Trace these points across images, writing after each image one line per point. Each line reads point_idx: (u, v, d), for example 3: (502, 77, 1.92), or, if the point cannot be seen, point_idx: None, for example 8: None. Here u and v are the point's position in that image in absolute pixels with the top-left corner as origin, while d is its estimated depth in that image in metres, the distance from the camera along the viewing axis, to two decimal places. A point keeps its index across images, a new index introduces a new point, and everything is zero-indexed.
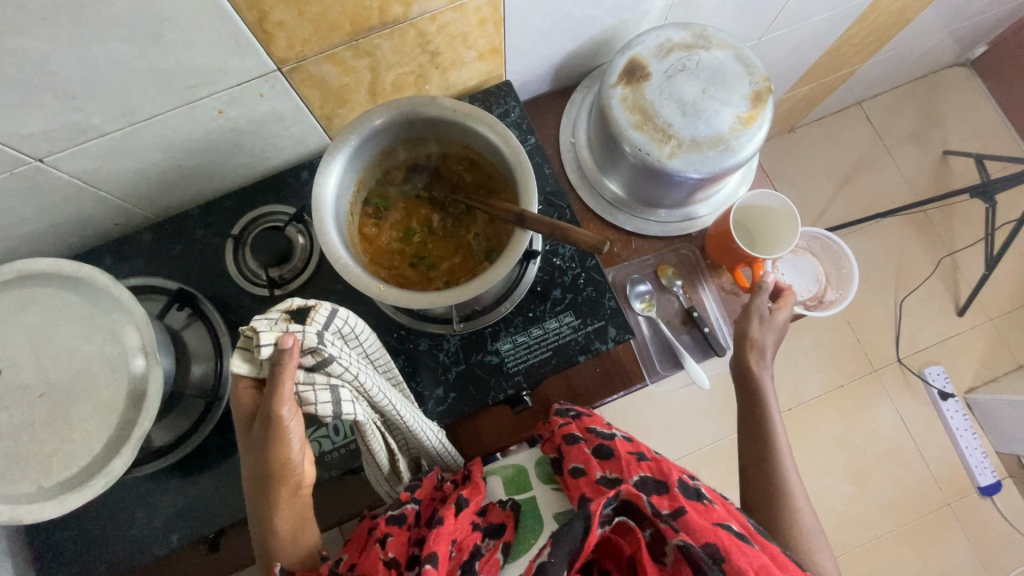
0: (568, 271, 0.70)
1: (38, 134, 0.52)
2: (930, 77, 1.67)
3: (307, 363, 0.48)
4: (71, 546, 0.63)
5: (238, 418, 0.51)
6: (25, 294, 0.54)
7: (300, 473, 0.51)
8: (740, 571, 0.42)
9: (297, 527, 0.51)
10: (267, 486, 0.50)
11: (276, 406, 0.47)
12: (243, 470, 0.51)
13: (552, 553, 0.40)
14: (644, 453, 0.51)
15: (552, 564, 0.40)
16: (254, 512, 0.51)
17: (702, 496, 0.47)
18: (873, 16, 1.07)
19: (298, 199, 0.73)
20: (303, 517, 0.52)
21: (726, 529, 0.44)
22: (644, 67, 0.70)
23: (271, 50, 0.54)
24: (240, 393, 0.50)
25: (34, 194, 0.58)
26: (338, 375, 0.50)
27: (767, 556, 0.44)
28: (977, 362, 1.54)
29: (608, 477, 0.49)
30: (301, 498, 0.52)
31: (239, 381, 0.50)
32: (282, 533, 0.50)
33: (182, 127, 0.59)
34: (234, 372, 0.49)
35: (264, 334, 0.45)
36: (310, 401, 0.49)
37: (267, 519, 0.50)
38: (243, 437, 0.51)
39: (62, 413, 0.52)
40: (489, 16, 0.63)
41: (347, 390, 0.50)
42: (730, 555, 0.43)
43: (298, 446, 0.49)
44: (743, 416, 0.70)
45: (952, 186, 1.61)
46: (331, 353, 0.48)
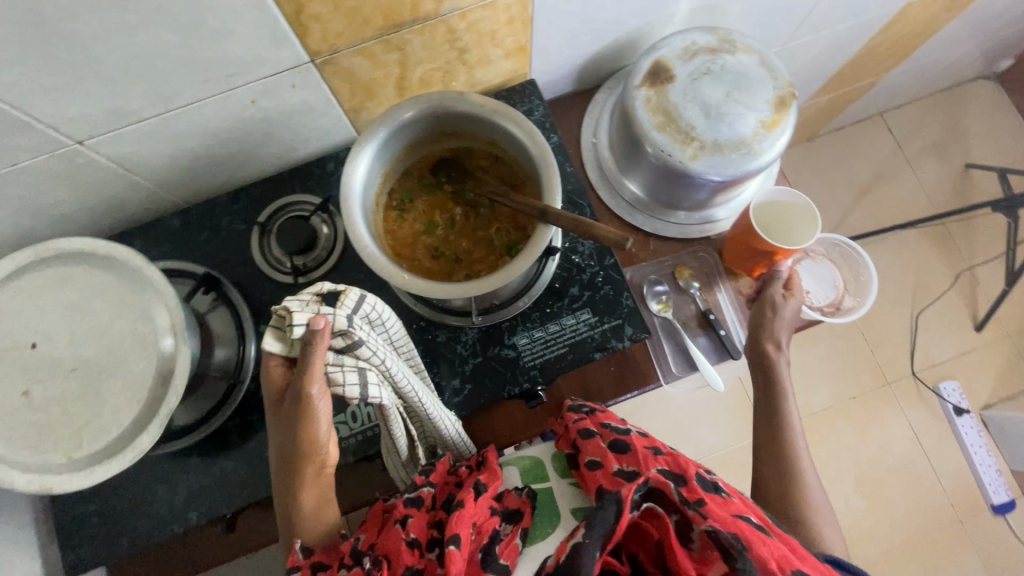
0: (586, 269, 0.70)
1: (80, 117, 0.54)
2: (954, 89, 1.65)
3: (337, 345, 0.49)
4: (94, 519, 0.65)
5: (269, 394, 0.53)
6: (62, 271, 0.56)
7: (326, 453, 0.52)
8: (762, 560, 0.41)
9: (321, 505, 0.53)
10: (294, 463, 0.51)
11: (307, 385, 0.48)
12: (271, 445, 0.53)
13: (587, 533, 0.42)
14: (659, 447, 0.51)
15: (587, 544, 0.41)
16: (280, 487, 0.53)
17: (720, 489, 0.47)
18: (900, 25, 1.07)
19: (323, 190, 0.74)
20: (325, 496, 0.54)
21: (745, 520, 0.44)
22: (669, 70, 0.71)
23: (306, 42, 0.55)
24: (271, 370, 0.52)
25: (71, 176, 0.60)
26: (366, 359, 0.50)
27: (786, 547, 0.44)
28: (994, 379, 1.52)
29: (625, 471, 0.50)
30: (325, 477, 0.53)
31: (271, 359, 0.52)
32: (306, 510, 0.52)
33: (216, 115, 0.61)
34: (266, 350, 0.50)
35: (297, 314, 0.45)
36: (338, 382, 0.49)
37: (292, 496, 0.52)
38: (272, 414, 0.53)
39: (93, 388, 0.54)
40: (517, 15, 0.64)
41: (374, 374, 0.51)
42: (752, 545, 0.42)
43: (326, 425, 0.51)
44: (760, 408, 0.71)
45: (974, 200, 1.59)
46: (360, 337, 0.48)
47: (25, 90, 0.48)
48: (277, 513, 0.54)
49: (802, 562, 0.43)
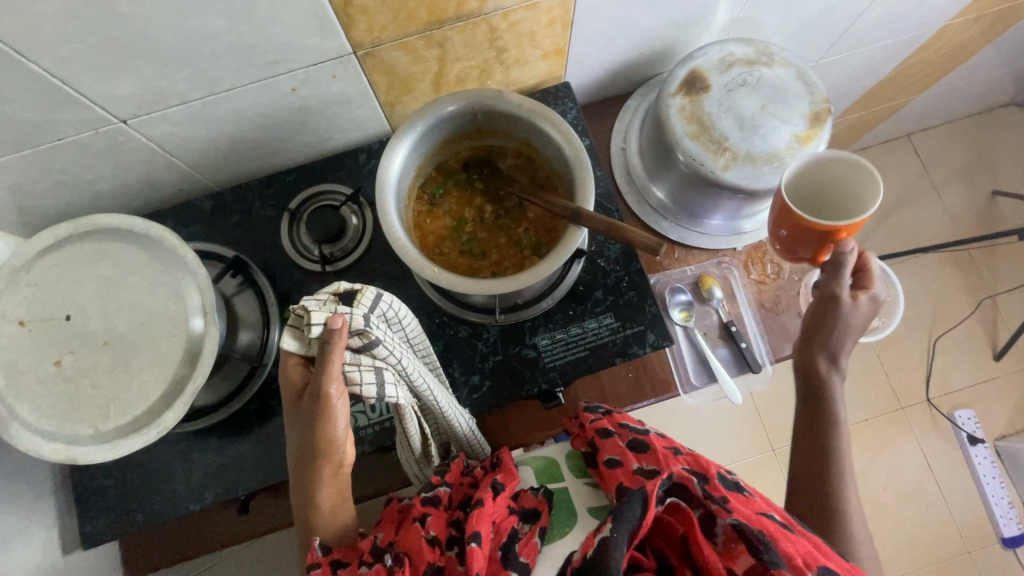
0: (611, 274, 0.70)
1: (127, 96, 0.55)
2: (985, 115, 1.64)
3: (355, 345, 0.50)
4: (112, 493, 0.65)
5: (287, 393, 0.53)
6: (99, 246, 0.57)
7: (343, 452, 0.52)
8: (788, 556, 0.43)
9: (337, 505, 0.53)
10: (312, 461, 0.52)
11: (325, 384, 0.49)
12: (290, 444, 0.53)
13: (614, 529, 0.42)
14: (679, 448, 0.51)
15: (615, 539, 0.42)
16: (298, 484, 0.53)
17: (741, 488, 0.47)
18: (936, 46, 1.06)
19: (354, 181, 0.75)
20: (341, 496, 0.54)
21: (770, 518, 0.45)
22: (704, 79, 0.71)
23: (350, 33, 0.56)
24: (290, 369, 0.53)
25: (112, 154, 0.61)
26: (383, 358, 0.51)
27: (810, 544, 0.45)
28: (1010, 409, 1.49)
29: (644, 469, 0.50)
30: (342, 476, 0.54)
31: (289, 358, 0.53)
32: (324, 508, 0.52)
33: (256, 101, 0.62)
34: (284, 349, 0.51)
35: (315, 313, 0.46)
36: (355, 381, 0.50)
37: (309, 495, 0.52)
38: (290, 413, 0.53)
39: (123, 362, 0.55)
40: (559, 17, 0.64)
41: (390, 373, 0.52)
42: (777, 541, 0.43)
43: (344, 425, 0.52)
44: (802, 418, 0.67)
45: (999, 227, 1.57)
46: (377, 336, 0.49)
47: (79, 67, 0.49)
48: (294, 511, 0.54)
49: (828, 559, 0.44)
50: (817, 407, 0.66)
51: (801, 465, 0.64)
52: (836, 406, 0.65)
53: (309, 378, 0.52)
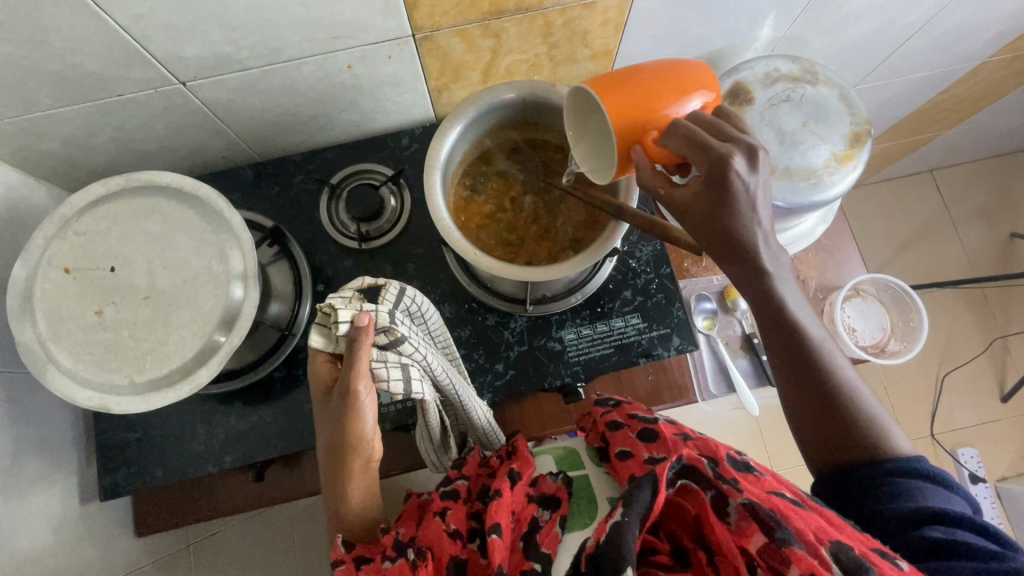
0: (641, 275, 0.71)
1: (191, 59, 0.56)
2: (1009, 157, 1.64)
3: (381, 341, 0.51)
4: (133, 449, 0.66)
5: (317, 390, 0.54)
6: (149, 203, 0.58)
7: (372, 447, 0.53)
8: (799, 532, 0.41)
9: (367, 499, 0.54)
10: (342, 457, 0.52)
11: (353, 382, 0.49)
12: (320, 440, 0.53)
13: (626, 512, 0.43)
14: (688, 433, 0.51)
15: (627, 522, 0.42)
16: (328, 479, 0.53)
17: (751, 468, 0.47)
18: (971, 83, 1.07)
19: (395, 163, 0.76)
20: (372, 490, 0.54)
21: (780, 495, 0.44)
22: (748, 92, 0.72)
23: (413, 16, 0.57)
24: (319, 366, 0.54)
25: (166, 114, 0.63)
26: (408, 355, 0.52)
27: (822, 519, 0.43)
28: (1014, 452, 1.49)
29: (653, 458, 0.50)
30: (371, 471, 0.54)
31: (318, 355, 0.53)
32: (354, 503, 0.53)
33: (312, 75, 0.63)
34: (311, 346, 0.52)
35: (341, 311, 0.47)
36: (382, 377, 0.51)
37: (340, 489, 0.53)
38: (321, 407, 0.54)
39: (162, 318, 0.56)
40: (613, 19, 0.65)
41: (416, 369, 0.53)
42: (787, 519, 0.42)
43: (372, 421, 0.52)
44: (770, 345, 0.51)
45: (1014, 269, 1.58)
46: (402, 332, 0.51)
47: (151, 25, 0.51)
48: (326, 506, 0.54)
49: (841, 533, 0.42)
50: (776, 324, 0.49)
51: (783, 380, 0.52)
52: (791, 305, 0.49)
53: (338, 375, 0.53)
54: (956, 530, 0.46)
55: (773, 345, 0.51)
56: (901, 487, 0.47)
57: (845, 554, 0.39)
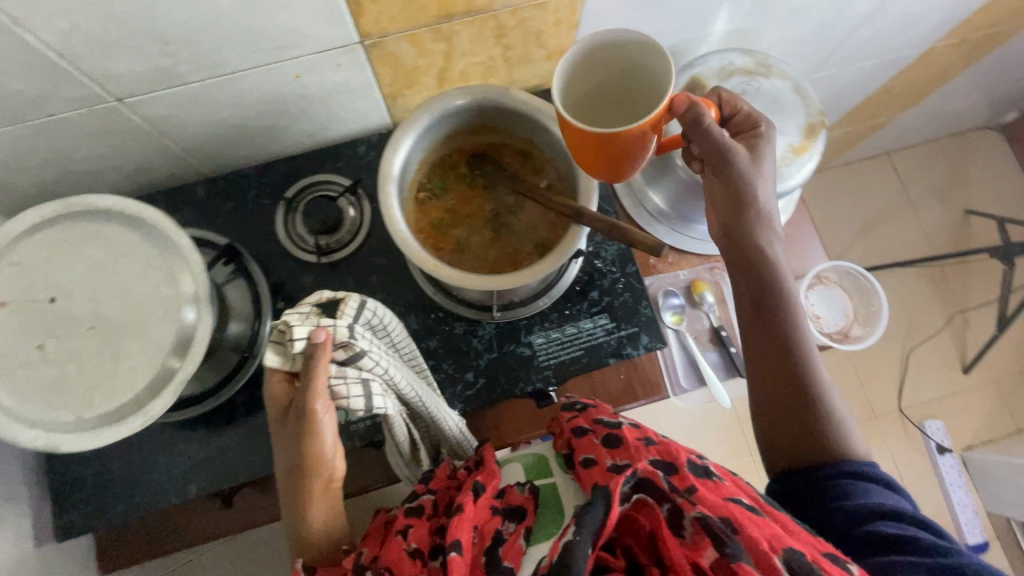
0: (607, 275, 0.71)
1: (125, 74, 0.53)
2: (961, 137, 1.70)
3: (339, 357, 0.49)
4: (90, 484, 0.63)
5: (273, 410, 0.52)
6: (89, 227, 0.55)
7: (333, 467, 0.51)
8: (754, 541, 0.41)
9: (329, 521, 0.52)
10: (301, 478, 0.50)
11: (310, 402, 0.48)
12: (278, 461, 0.52)
13: (576, 531, 0.42)
14: (652, 438, 0.52)
15: (577, 542, 0.41)
16: (287, 501, 0.51)
17: (711, 474, 0.47)
18: (921, 68, 1.10)
19: (352, 172, 0.74)
20: (334, 510, 0.52)
21: (738, 503, 0.44)
22: (705, 86, 0.72)
23: (359, 23, 0.55)
24: (275, 386, 0.51)
25: (104, 133, 0.60)
26: (369, 370, 0.50)
27: (777, 524, 0.44)
28: (977, 421, 1.55)
29: (618, 465, 0.50)
30: (333, 490, 0.52)
31: (273, 375, 0.51)
32: (315, 526, 0.51)
33: (258, 87, 0.60)
34: (267, 365, 0.50)
35: (297, 328, 0.46)
36: (342, 394, 0.49)
37: (300, 512, 0.51)
38: (277, 428, 0.52)
39: (109, 348, 0.53)
40: (565, 18, 0.65)
41: (377, 384, 0.51)
42: (743, 527, 0.42)
43: (331, 440, 0.50)
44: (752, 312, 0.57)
45: (970, 245, 1.63)
46: (362, 347, 0.49)
47: (77, 41, 0.48)
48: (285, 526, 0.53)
49: (794, 538, 0.43)
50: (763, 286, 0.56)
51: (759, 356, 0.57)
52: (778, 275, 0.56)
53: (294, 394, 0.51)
54: (908, 526, 0.47)
55: (756, 315, 0.57)
56: (846, 480, 0.50)
57: (797, 561, 0.40)
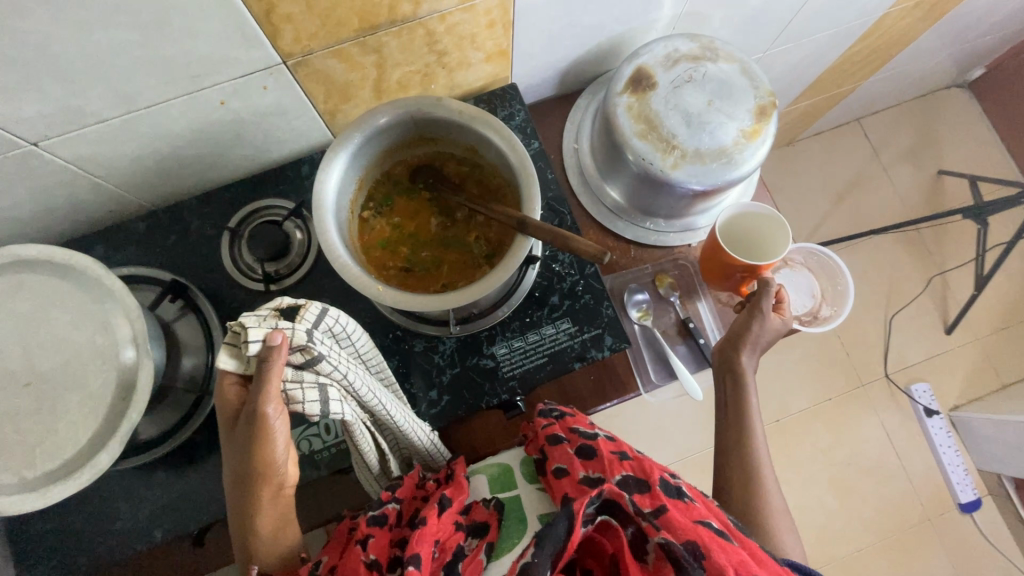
0: (566, 278, 0.70)
1: (35, 118, 0.51)
2: (928, 97, 1.69)
3: (296, 361, 0.47)
4: (53, 537, 0.62)
5: (223, 415, 0.49)
6: (16, 280, 0.53)
7: (284, 473, 0.49)
8: (721, 567, 0.42)
9: (279, 528, 0.50)
10: (250, 485, 0.48)
11: (262, 404, 0.45)
12: (226, 468, 0.49)
13: (536, 552, 0.40)
14: (626, 452, 0.51)
15: (536, 564, 0.40)
16: (234, 509, 0.49)
17: (682, 495, 0.47)
18: (879, 33, 1.08)
19: (297, 194, 0.72)
20: (285, 520, 0.50)
21: (707, 526, 0.44)
22: (651, 77, 0.70)
23: (277, 43, 0.53)
24: (226, 391, 0.49)
25: (26, 179, 0.57)
26: (326, 374, 0.48)
27: (745, 552, 0.44)
28: (962, 380, 1.55)
29: (590, 477, 0.49)
30: (284, 498, 0.50)
31: (225, 378, 0.49)
32: (263, 535, 0.49)
33: (182, 117, 0.58)
34: (220, 368, 0.47)
35: (252, 330, 0.43)
36: (297, 399, 0.47)
37: (247, 521, 0.48)
38: (226, 434, 0.49)
39: (48, 404, 0.51)
40: (498, 18, 0.62)
41: (335, 389, 0.49)
42: (709, 553, 0.42)
43: (282, 445, 0.48)
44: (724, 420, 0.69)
45: (945, 205, 1.63)
46: (320, 351, 0.46)
47: None
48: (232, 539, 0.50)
49: (760, 567, 0.43)
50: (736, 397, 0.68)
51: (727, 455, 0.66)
52: (750, 396, 0.68)
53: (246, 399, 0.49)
54: None
55: (729, 426, 0.68)
56: None
57: None
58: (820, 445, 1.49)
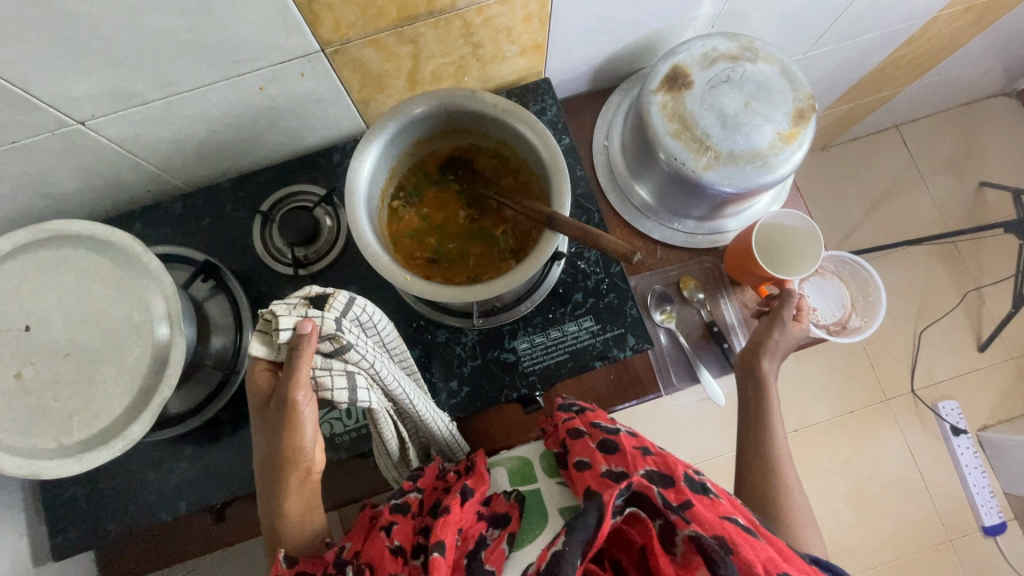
0: (591, 276, 0.70)
1: (84, 97, 0.52)
2: (973, 106, 1.63)
3: (325, 349, 0.47)
4: (83, 503, 0.64)
5: (254, 400, 0.50)
6: (60, 253, 0.55)
7: (311, 459, 0.50)
8: (748, 564, 0.42)
9: (306, 513, 0.51)
10: (279, 470, 0.49)
11: (291, 391, 0.46)
12: (255, 452, 0.50)
13: (567, 541, 0.40)
14: (649, 447, 0.50)
15: (567, 552, 0.40)
16: (264, 492, 0.50)
17: (707, 491, 0.46)
18: (926, 37, 1.04)
19: (328, 181, 0.73)
20: (311, 503, 0.51)
21: (733, 522, 0.44)
22: (687, 75, 0.68)
23: (317, 31, 0.53)
24: (257, 376, 0.50)
25: (71, 157, 0.59)
26: (355, 362, 0.48)
27: (773, 549, 0.44)
28: (993, 400, 1.51)
29: (614, 472, 0.48)
30: (310, 483, 0.51)
31: (256, 364, 0.50)
32: (291, 519, 0.50)
33: (222, 101, 0.59)
34: (251, 354, 0.48)
35: (282, 318, 0.43)
36: (326, 386, 0.47)
37: (276, 504, 0.50)
38: (257, 419, 0.50)
39: (87, 374, 0.53)
40: (535, 12, 0.62)
41: (363, 377, 0.49)
42: (737, 548, 0.42)
43: (310, 433, 0.49)
44: (745, 428, 0.68)
45: (985, 218, 1.57)
46: (349, 340, 0.47)
47: (27, 67, 0.47)
48: (261, 521, 0.51)
49: (789, 565, 0.43)
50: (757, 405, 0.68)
51: (748, 464, 0.65)
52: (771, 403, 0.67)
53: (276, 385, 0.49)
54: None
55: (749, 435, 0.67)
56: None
57: None
58: (839, 458, 1.46)
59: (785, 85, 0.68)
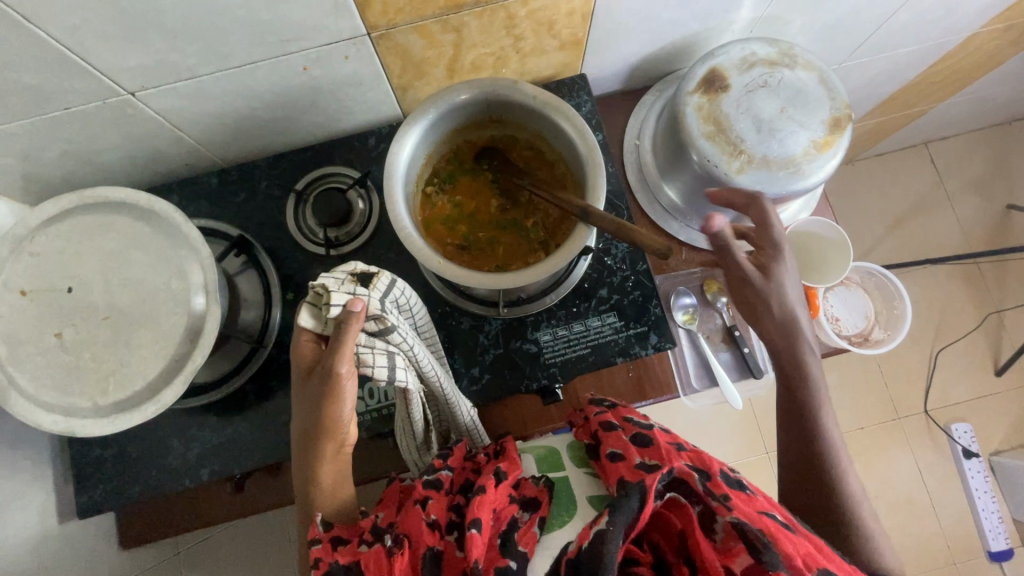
0: (617, 272, 0.70)
1: (136, 68, 0.53)
2: (1004, 127, 1.61)
3: (370, 328, 0.48)
4: (109, 464, 0.66)
5: (296, 372, 0.51)
6: (104, 219, 0.56)
7: (347, 432, 0.51)
8: (789, 556, 0.42)
9: (338, 483, 0.52)
10: (316, 440, 0.50)
11: (336, 363, 0.46)
12: (295, 422, 0.51)
13: (610, 521, 0.41)
14: (682, 444, 0.50)
15: (611, 531, 0.41)
16: (300, 460, 0.51)
17: (744, 487, 0.47)
18: (962, 55, 1.03)
19: (363, 165, 0.74)
20: (343, 475, 0.52)
21: (772, 517, 0.44)
22: (724, 78, 0.68)
23: (365, 14, 0.54)
24: (301, 346, 0.51)
25: (118, 126, 0.61)
26: (396, 344, 0.50)
27: (811, 545, 0.44)
28: (1007, 425, 1.49)
29: (647, 464, 0.49)
30: (343, 456, 0.52)
31: (301, 334, 0.51)
32: (323, 487, 0.51)
33: (266, 79, 0.60)
34: (300, 325, 0.49)
35: (335, 294, 0.44)
36: (368, 364, 0.48)
37: (312, 473, 0.51)
38: (298, 390, 0.51)
39: (124, 337, 0.54)
40: (579, 7, 0.62)
41: (401, 358, 0.50)
42: (779, 540, 0.42)
43: (350, 407, 0.50)
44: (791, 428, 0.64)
45: (1009, 242, 1.55)
46: (393, 322, 0.48)
47: (86, 34, 0.48)
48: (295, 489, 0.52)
49: (829, 561, 0.43)
50: (804, 410, 0.62)
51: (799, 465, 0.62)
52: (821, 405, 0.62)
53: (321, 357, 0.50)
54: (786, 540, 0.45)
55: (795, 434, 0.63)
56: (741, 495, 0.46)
57: None
58: None
59: (822, 93, 0.68)
